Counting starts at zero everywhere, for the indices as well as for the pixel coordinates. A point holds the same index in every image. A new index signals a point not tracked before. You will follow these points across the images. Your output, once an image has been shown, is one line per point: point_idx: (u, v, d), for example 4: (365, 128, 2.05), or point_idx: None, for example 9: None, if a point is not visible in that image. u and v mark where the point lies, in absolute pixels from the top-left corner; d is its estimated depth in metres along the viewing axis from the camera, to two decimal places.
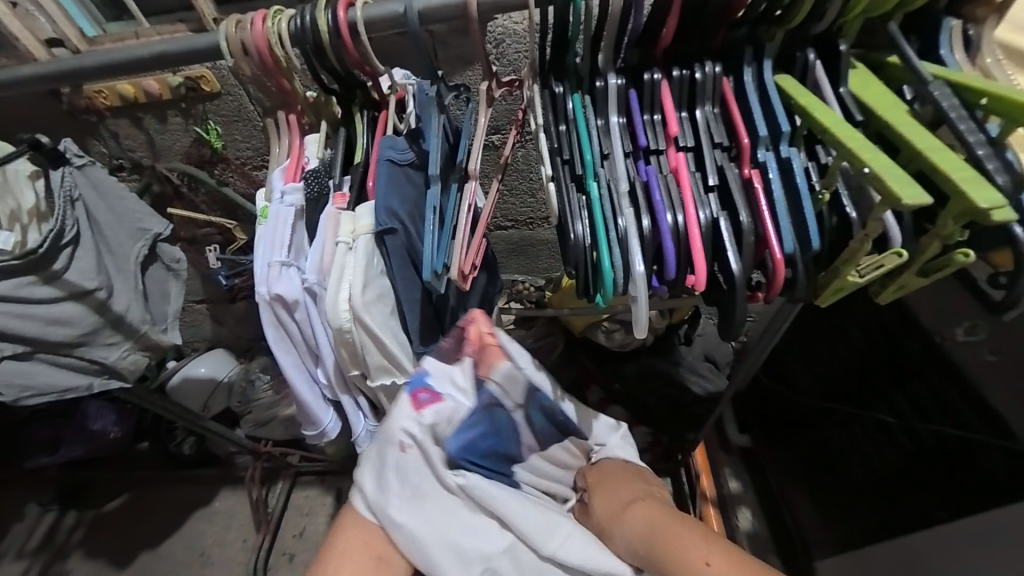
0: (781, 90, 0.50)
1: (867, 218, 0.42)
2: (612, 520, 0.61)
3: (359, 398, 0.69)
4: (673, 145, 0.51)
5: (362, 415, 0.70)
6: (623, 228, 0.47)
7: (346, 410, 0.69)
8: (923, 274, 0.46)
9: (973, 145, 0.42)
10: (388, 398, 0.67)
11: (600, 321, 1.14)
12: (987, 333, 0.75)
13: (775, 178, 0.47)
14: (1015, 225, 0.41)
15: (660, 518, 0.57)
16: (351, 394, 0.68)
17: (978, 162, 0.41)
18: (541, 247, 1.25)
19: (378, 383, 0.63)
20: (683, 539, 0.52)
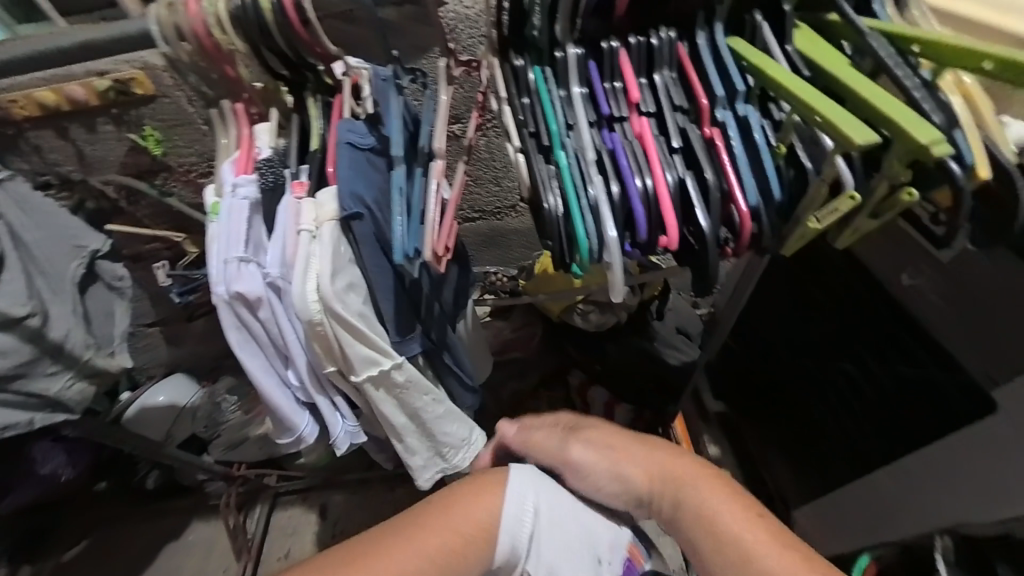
0: (733, 52, 0.51)
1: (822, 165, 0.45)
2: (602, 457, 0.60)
3: (335, 398, 0.66)
4: (635, 111, 0.51)
5: (340, 416, 0.68)
6: (593, 196, 0.47)
7: (323, 410, 0.66)
8: (875, 216, 0.48)
9: (911, 88, 0.44)
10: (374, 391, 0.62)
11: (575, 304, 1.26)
12: (928, 276, 0.79)
13: (734, 135, 0.48)
14: (949, 161, 0.42)
15: (669, 470, 0.58)
16: (328, 394, 0.66)
17: (915, 103, 0.44)
18: (511, 237, 1.25)
19: (363, 376, 0.59)
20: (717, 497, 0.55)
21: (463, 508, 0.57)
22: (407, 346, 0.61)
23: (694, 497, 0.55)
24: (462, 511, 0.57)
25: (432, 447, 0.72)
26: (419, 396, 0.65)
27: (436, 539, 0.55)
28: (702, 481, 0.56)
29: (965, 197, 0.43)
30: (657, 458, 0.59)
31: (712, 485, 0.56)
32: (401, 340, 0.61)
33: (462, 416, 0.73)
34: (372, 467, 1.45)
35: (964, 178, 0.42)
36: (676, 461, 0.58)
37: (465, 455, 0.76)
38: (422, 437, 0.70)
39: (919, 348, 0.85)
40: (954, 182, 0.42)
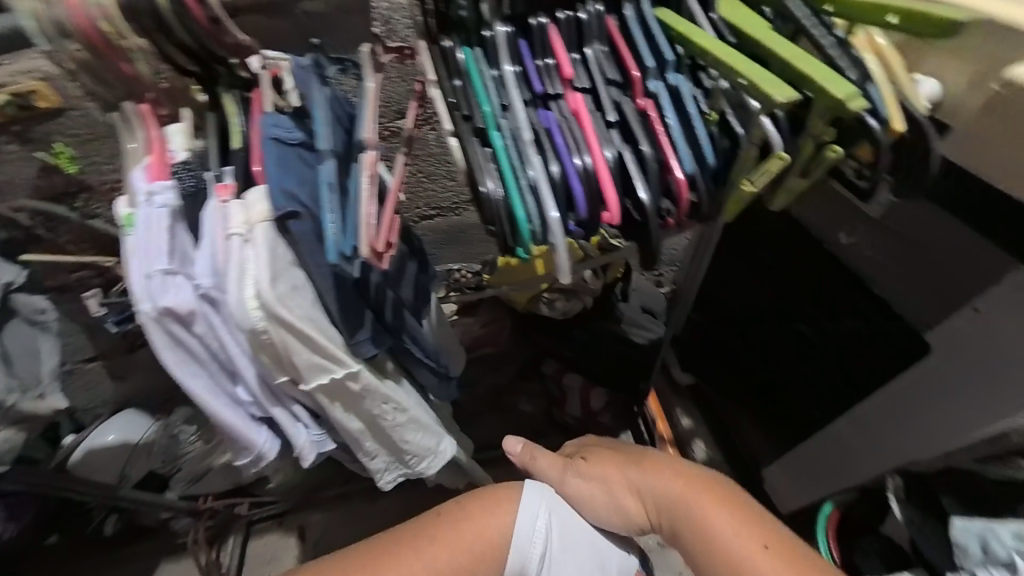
0: (661, 23, 0.51)
1: (749, 127, 0.46)
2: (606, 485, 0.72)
3: (294, 407, 0.62)
4: (569, 87, 0.50)
5: (303, 426, 0.64)
6: (532, 176, 0.46)
7: (283, 422, 0.62)
8: (804, 175, 0.49)
9: (828, 47, 0.46)
10: (330, 399, 0.59)
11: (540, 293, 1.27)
12: (863, 234, 0.83)
13: (667, 105, 0.48)
14: (868, 118, 0.43)
15: (667, 488, 0.69)
16: (283, 405, 0.61)
17: (833, 64, 0.45)
18: (471, 232, 1.23)
19: (314, 385, 0.56)
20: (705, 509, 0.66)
21: (468, 519, 0.70)
22: (365, 347, 0.57)
23: (688, 512, 0.67)
24: (467, 522, 0.70)
25: (395, 455, 0.71)
26: (378, 404, 0.62)
27: (438, 545, 0.68)
28: (689, 492, 0.68)
29: (883, 150, 0.45)
30: (648, 475, 0.71)
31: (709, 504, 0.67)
32: (363, 340, 0.57)
33: (423, 415, 0.70)
34: (351, 480, 1.40)
35: (880, 131, 0.44)
36: (673, 481, 0.69)
37: (430, 462, 0.75)
38: (385, 442, 0.68)
39: (861, 299, 0.89)
40: (873, 135, 0.43)
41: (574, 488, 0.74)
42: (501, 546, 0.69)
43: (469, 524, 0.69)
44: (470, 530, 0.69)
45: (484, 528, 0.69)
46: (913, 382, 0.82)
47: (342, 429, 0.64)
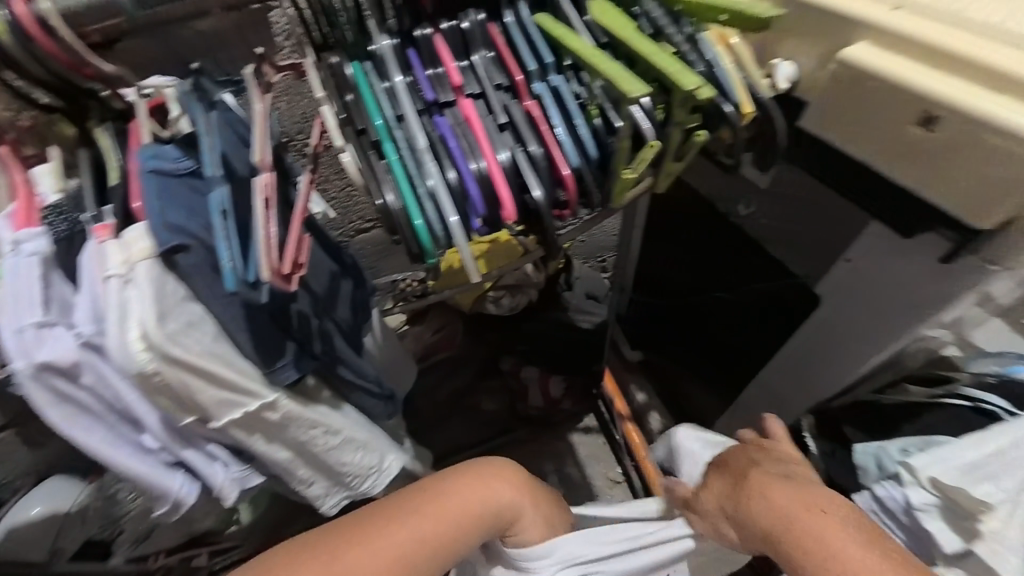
0: (540, 27, 0.53)
1: (619, 120, 0.48)
2: (732, 508, 0.66)
3: (209, 446, 0.61)
4: (459, 93, 0.51)
5: (221, 464, 0.63)
6: (429, 183, 0.46)
7: (198, 463, 0.60)
8: (678, 159, 0.53)
9: (680, 44, 0.50)
10: (248, 432, 0.59)
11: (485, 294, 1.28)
12: (757, 204, 0.90)
13: (550, 105, 0.50)
14: (726, 104, 0.49)
15: (792, 509, 0.60)
16: (196, 445, 0.60)
17: (684, 55, 0.50)
18: None
19: (226, 421, 0.55)
20: (825, 531, 0.57)
21: (462, 488, 0.67)
22: (283, 375, 0.57)
23: (817, 541, 0.56)
24: (458, 491, 0.66)
25: (333, 479, 0.72)
26: (305, 430, 0.63)
27: (431, 516, 0.63)
28: (813, 513, 0.58)
29: (738, 132, 0.51)
30: (759, 486, 0.64)
31: (832, 521, 0.57)
32: (279, 367, 0.57)
33: (358, 433, 0.72)
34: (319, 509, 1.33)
35: (735, 114, 0.50)
36: (806, 504, 0.60)
37: (374, 481, 0.78)
38: (317, 466, 0.69)
39: (762, 262, 0.96)
40: (728, 120, 0.50)
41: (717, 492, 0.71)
42: (482, 515, 0.67)
43: (460, 494, 0.66)
44: (460, 500, 0.65)
45: (474, 493, 0.67)
46: (813, 332, 0.91)
47: (270, 461, 0.64)
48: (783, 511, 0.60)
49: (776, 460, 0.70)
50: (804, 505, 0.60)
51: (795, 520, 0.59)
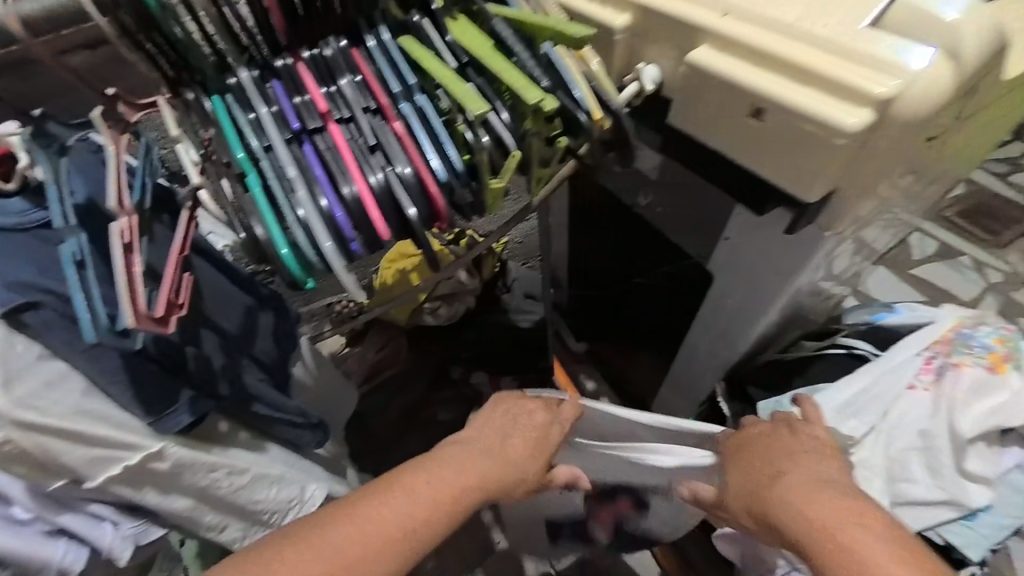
0: (403, 50, 0.55)
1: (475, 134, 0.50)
2: (753, 503, 0.65)
3: (95, 505, 0.59)
4: (327, 118, 0.51)
5: (110, 521, 0.60)
6: (298, 212, 0.46)
7: (80, 523, 0.57)
8: (543, 165, 0.57)
9: (524, 60, 0.54)
10: (132, 487, 0.59)
11: (421, 304, 1.31)
12: (653, 193, 0.96)
13: (416, 123, 0.51)
14: (579, 112, 0.54)
15: (818, 509, 0.57)
16: (77, 507, 0.58)
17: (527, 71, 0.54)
18: None
19: (102, 479, 0.56)
20: (843, 528, 0.54)
21: (486, 454, 0.68)
22: (170, 420, 0.58)
23: (829, 535, 0.54)
24: (483, 453, 0.68)
25: (247, 519, 0.73)
26: (203, 474, 0.64)
27: (454, 471, 0.64)
28: (838, 506, 0.56)
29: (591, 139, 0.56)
30: (788, 485, 0.61)
31: (858, 517, 0.54)
32: (161, 414, 0.58)
33: (268, 465, 0.73)
34: None
35: (588, 121, 0.55)
36: (833, 500, 0.57)
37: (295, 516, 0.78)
38: (223, 509, 0.69)
39: (665, 247, 1.04)
40: (582, 127, 0.55)
41: (735, 484, 0.70)
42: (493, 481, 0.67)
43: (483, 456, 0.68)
44: (480, 463, 0.66)
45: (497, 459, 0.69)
46: (713, 306, 0.99)
47: (168, 512, 0.64)
48: (791, 496, 0.60)
49: (804, 451, 0.66)
50: (832, 521, 0.55)
51: (797, 520, 0.57)
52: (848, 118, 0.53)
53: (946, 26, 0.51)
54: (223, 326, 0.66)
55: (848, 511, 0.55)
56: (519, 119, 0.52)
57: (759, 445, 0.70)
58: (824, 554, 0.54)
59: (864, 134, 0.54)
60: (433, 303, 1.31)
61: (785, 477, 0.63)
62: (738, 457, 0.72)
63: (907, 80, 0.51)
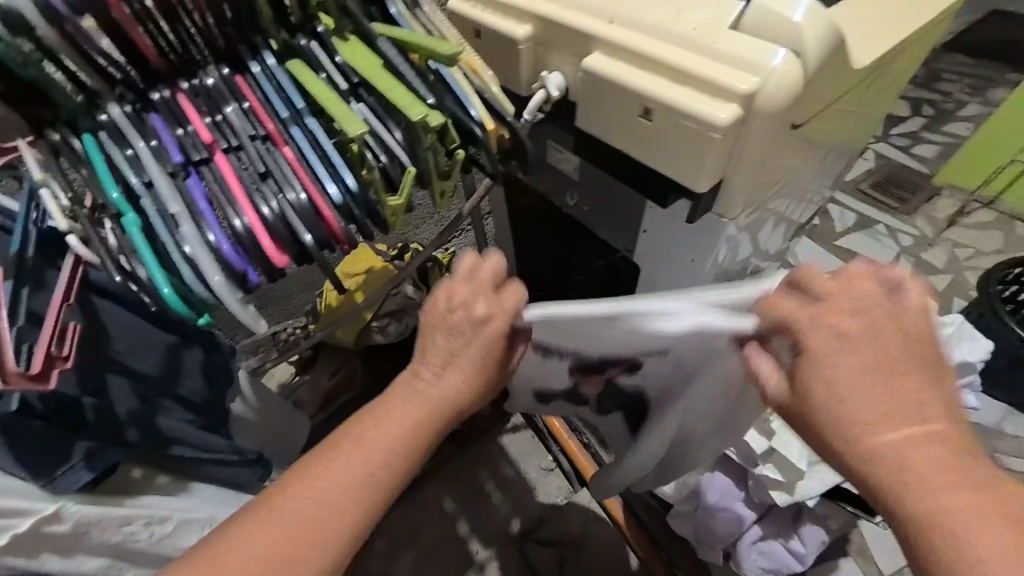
0: (291, 75, 0.55)
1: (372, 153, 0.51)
2: (831, 433, 0.40)
3: None
4: (210, 148, 0.50)
5: None
6: (183, 248, 0.45)
7: None
8: (447, 177, 0.58)
9: (414, 79, 0.55)
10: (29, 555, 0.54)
11: (367, 324, 1.30)
12: (578, 192, 0.99)
13: (306, 147, 0.51)
14: (473, 126, 0.55)
15: (927, 462, 0.37)
16: None
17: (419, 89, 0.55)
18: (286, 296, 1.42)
19: None
20: (959, 508, 0.35)
21: (406, 410, 0.51)
22: (69, 478, 0.55)
23: (944, 519, 0.35)
24: (400, 415, 0.51)
25: None
26: (116, 529, 0.61)
27: (355, 454, 0.47)
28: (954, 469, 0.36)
29: (489, 150, 0.57)
30: (901, 433, 0.38)
31: (987, 500, 0.35)
32: (56, 473, 0.54)
33: (195, 510, 0.70)
34: None
35: (483, 133, 0.56)
36: (943, 453, 0.37)
37: None
38: (146, 562, 0.66)
39: (596, 245, 1.07)
40: (478, 139, 0.56)
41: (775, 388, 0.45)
42: (417, 451, 0.51)
43: (397, 417, 0.51)
44: (398, 426, 0.50)
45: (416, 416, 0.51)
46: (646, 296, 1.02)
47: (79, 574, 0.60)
48: (898, 455, 0.38)
49: (942, 388, 0.39)
50: (954, 503, 0.35)
51: (909, 512, 0.37)
52: (720, 114, 0.58)
53: (794, 27, 0.57)
54: (141, 370, 0.64)
55: (1000, 517, 0.34)
56: (411, 136, 0.53)
57: (907, 386, 0.38)
58: (921, 540, 0.36)
59: (736, 127, 0.59)
60: (381, 321, 1.31)
61: (904, 423, 0.38)
62: (801, 400, 0.42)
63: (765, 76, 0.57)
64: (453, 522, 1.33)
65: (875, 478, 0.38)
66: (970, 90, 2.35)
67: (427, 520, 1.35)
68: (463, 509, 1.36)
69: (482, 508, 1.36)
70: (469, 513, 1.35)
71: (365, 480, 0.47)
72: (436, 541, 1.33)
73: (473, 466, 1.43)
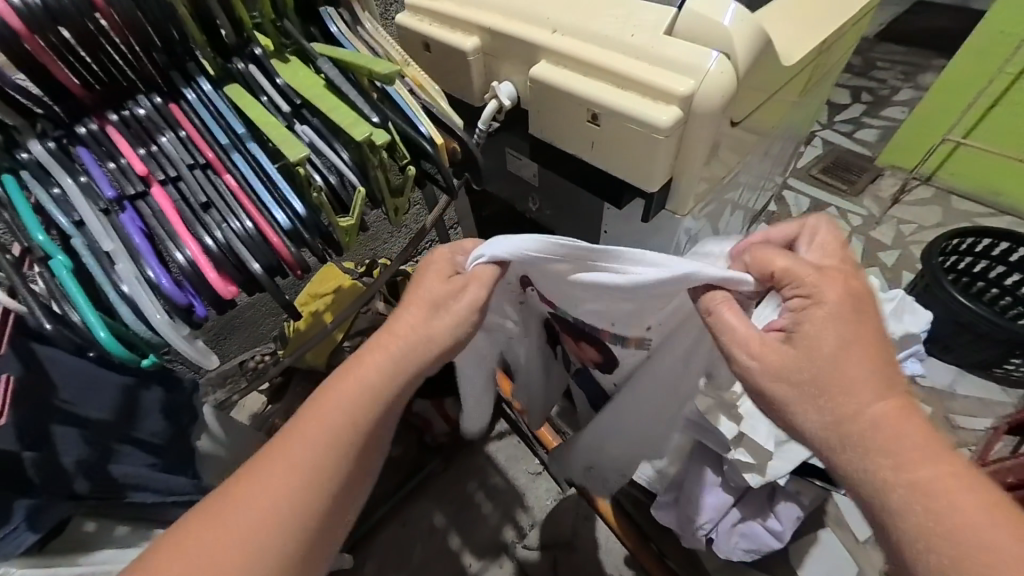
0: (229, 100, 0.53)
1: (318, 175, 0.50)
2: (815, 412, 0.46)
3: None
4: (144, 180, 0.48)
5: None
6: (120, 287, 0.43)
7: None
8: (400, 194, 0.57)
9: (357, 97, 0.54)
10: None
11: (338, 343, 1.27)
12: (539, 197, 1.00)
13: (248, 173, 0.49)
14: (422, 140, 0.55)
15: (904, 435, 0.43)
16: None
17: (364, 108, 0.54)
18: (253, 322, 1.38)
19: None
20: (928, 468, 0.42)
21: (349, 400, 0.50)
22: (10, 542, 0.52)
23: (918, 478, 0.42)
24: (339, 405, 0.49)
25: None
26: None
27: (297, 451, 0.47)
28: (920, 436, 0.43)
29: (441, 163, 0.56)
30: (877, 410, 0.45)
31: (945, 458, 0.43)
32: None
33: None
34: None
35: (433, 147, 0.56)
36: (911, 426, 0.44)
37: None
38: None
39: None
40: (428, 154, 0.56)
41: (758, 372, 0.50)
42: (361, 441, 0.50)
43: (338, 410, 0.49)
44: (338, 419, 0.49)
45: (356, 407, 0.50)
46: None
47: None
48: (878, 427, 0.44)
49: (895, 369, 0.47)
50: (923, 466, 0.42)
51: (890, 475, 0.43)
52: (663, 117, 0.60)
53: (724, 31, 0.60)
54: (93, 416, 0.59)
55: (956, 474, 0.42)
56: (358, 155, 0.53)
57: (874, 361, 0.46)
58: (900, 499, 0.43)
59: (678, 128, 0.62)
60: (352, 340, 1.29)
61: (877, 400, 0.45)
62: (786, 379, 0.47)
63: (701, 79, 0.60)
64: (444, 537, 1.31)
65: (858, 448, 0.44)
66: (902, 76, 2.51)
67: (418, 537, 1.32)
68: (453, 523, 1.34)
69: (473, 519, 1.35)
70: (460, 526, 1.33)
71: (308, 476, 0.46)
72: (429, 559, 1.30)
73: (460, 478, 1.41)
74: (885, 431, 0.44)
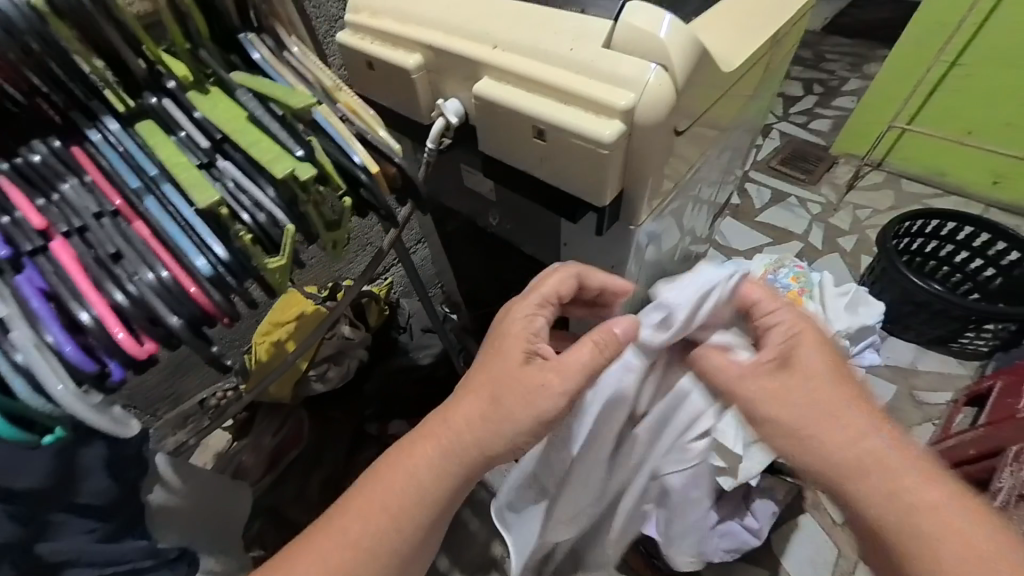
0: (139, 139, 0.49)
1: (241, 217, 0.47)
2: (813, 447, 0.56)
3: None
4: (42, 234, 0.44)
5: None
6: (14, 357, 0.39)
7: None
8: (337, 227, 0.55)
9: (281, 129, 0.51)
10: None
11: (303, 373, 1.22)
12: (498, 211, 0.98)
13: (161, 219, 0.46)
14: (356, 170, 0.52)
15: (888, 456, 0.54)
16: None
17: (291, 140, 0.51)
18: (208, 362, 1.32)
19: None
20: (906, 480, 0.52)
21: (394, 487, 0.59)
22: None
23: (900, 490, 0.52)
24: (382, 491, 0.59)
25: None
26: None
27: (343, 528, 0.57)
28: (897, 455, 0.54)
29: (378, 193, 0.54)
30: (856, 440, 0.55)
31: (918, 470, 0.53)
32: None
33: None
34: None
35: (369, 176, 0.53)
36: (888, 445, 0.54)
37: None
38: None
39: (524, 260, 1.06)
40: (363, 184, 0.53)
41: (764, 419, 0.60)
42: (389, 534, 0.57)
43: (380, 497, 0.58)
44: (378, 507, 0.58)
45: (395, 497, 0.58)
46: None
47: None
48: (859, 453, 0.54)
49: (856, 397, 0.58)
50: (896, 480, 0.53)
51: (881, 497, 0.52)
52: (606, 131, 0.59)
53: (660, 44, 0.59)
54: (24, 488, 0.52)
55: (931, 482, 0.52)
56: (285, 192, 0.50)
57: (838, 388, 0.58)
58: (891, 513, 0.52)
59: (622, 141, 0.61)
60: (318, 368, 1.23)
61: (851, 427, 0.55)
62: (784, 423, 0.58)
63: (641, 92, 0.59)
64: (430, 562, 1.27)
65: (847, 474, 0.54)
66: (851, 66, 2.61)
67: None
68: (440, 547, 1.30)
69: (459, 541, 1.31)
70: (445, 549, 1.29)
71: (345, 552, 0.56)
72: None
73: None
74: (870, 451, 0.54)
